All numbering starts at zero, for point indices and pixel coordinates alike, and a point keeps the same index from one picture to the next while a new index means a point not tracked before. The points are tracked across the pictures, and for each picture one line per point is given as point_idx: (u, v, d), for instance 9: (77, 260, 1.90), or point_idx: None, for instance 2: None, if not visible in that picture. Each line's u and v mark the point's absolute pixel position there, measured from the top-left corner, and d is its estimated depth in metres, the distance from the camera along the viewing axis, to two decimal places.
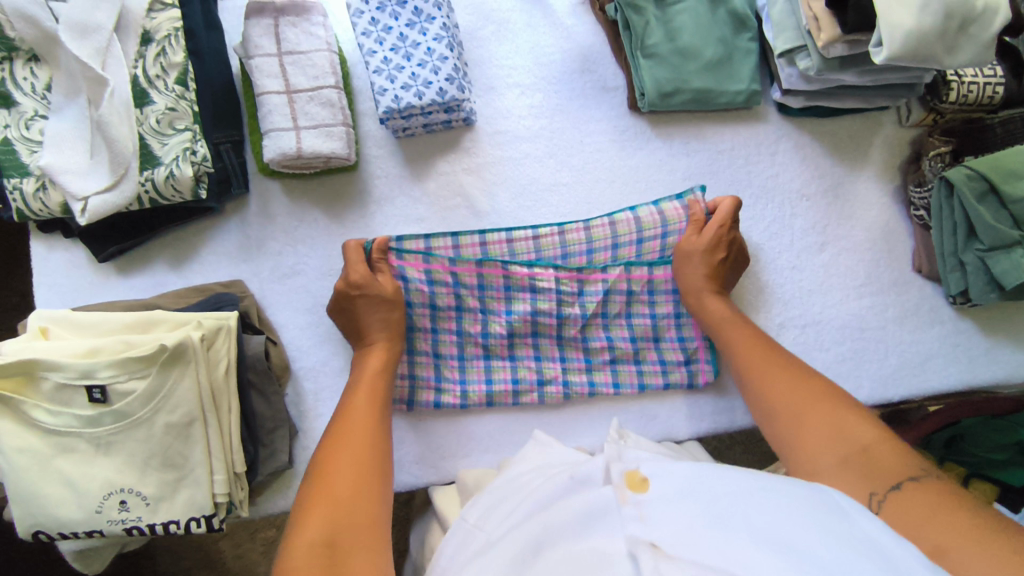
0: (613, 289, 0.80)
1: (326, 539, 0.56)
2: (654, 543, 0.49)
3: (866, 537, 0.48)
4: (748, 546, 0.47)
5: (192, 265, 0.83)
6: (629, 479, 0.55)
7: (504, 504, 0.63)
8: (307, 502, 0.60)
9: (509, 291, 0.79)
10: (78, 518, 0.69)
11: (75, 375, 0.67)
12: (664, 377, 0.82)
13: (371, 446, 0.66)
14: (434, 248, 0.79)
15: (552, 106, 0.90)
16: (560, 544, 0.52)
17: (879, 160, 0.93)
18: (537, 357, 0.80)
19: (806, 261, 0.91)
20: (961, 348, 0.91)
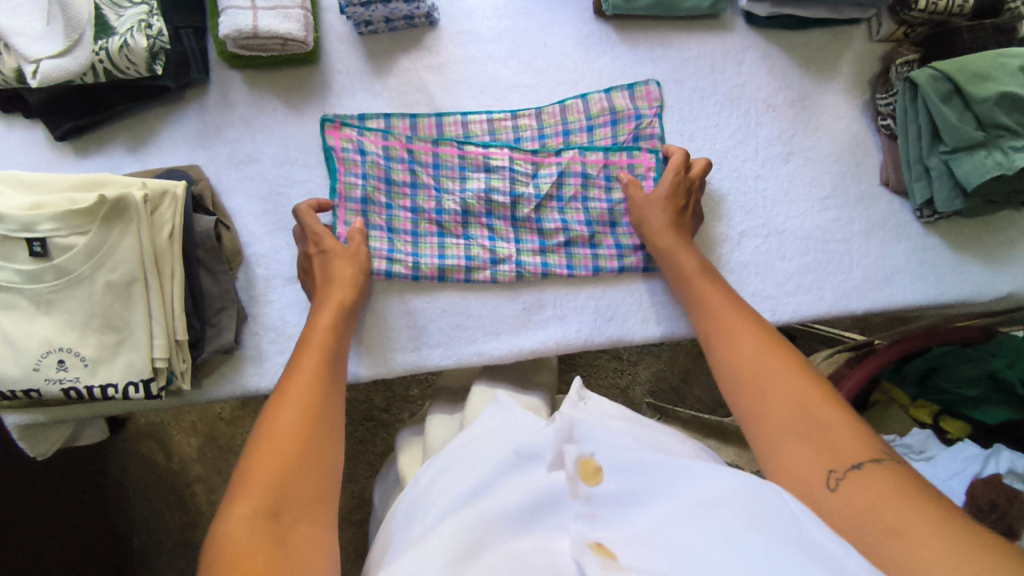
0: (567, 171, 0.84)
1: (269, 498, 0.55)
2: (597, 539, 0.48)
3: (814, 541, 0.46)
4: (690, 544, 0.46)
5: (150, 149, 0.83)
6: (582, 468, 0.52)
7: (453, 471, 0.60)
8: (253, 457, 0.59)
9: (465, 169, 0.84)
10: (16, 376, 0.69)
11: (16, 227, 0.67)
12: (618, 261, 0.85)
13: (321, 410, 0.65)
14: (394, 129, 0.85)
15: (516, 9, 0.90)
16: (498, 540, 0.49)
17: (848, 73, 0.92)
18: (492, 235, 0.83)
19: (770, 171, 0.89)
20: (928, 265, 0.89)
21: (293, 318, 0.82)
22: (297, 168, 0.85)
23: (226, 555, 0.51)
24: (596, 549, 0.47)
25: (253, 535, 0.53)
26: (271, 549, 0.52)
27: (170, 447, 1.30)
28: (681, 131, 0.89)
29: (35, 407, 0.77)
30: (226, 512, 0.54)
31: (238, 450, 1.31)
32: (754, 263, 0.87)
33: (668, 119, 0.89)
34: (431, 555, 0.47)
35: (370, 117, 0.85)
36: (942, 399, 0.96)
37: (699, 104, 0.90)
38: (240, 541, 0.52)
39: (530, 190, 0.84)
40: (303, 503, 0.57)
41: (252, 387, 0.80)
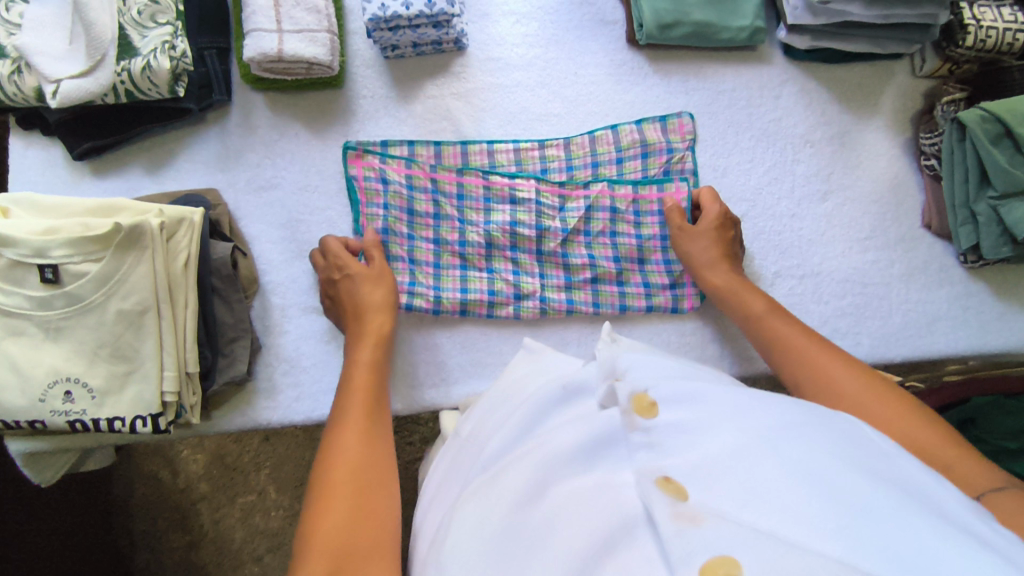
0: (595, 205, 0.81)
1: (333, 559, 0.50)
2: (664, 474, 0.42)
3: (899, 475, 0.41)
4: (769, 469, 0.40)
5: (168, 171, 0.81)
6: (637, 402, 0.46)
7: (498, 416, 0.57)
8: (310, 519, 0.54)
9: (489, 201, 0.81)
10: (21, 406, 0.66)
11: (28, 252, 0.65)
12: (646, 299, 0.81)
13: (375, 459, 0.60)
14: (418, 157, 0.82)
15: (547, 36, 0.88)
16: (558, 479, 0.46)
17: (889, 109, 0.89)
18: (516, 269, 0.80)
19: (807, 209, 0.86)
20: (972, 312, 0.84)
21: (308, 349, 0.79)
22: (317, 194, 0.82)
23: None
24: (664, 484, 0.41)
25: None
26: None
27: (177, 465, 1.28)
28: (714, 165, 0.86)
29: (40, 435, 0.75)
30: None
31: (246, 469, 1.28)
32: (788, 306, 0.83)
33: (701, 152, 0.86)
34: (491, 509, 0.45)
35: (394, 143, 0.82)
36: (979, 452, 0.90)
37: (733, 139, 0.87)
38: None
39: (557, 223, 0.81)
40: (368, 557, 0.52)
41: (262, 421, 0.77)
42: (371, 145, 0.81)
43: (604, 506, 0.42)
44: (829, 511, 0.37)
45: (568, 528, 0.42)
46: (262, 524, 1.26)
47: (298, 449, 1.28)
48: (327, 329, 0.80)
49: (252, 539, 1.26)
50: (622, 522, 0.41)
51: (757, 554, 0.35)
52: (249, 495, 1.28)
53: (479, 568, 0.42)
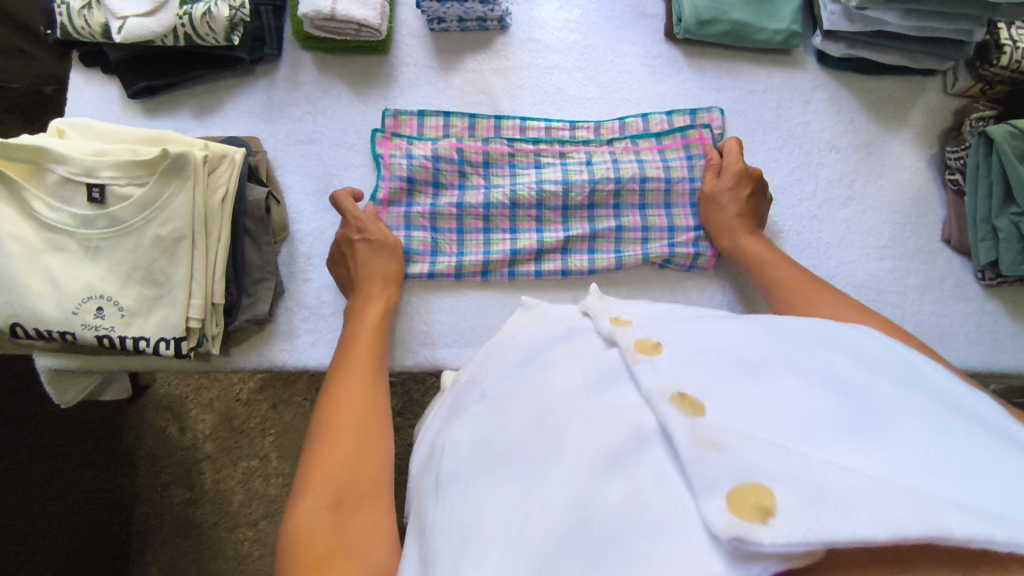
0: (621, 158, 0.84)
1: (332, 492, 0.54)
2: (679, 390, 0.42)
3: (940, 390, 0.41)
4: (794, 391, 0.41)
5: (215, 117, 0.85)
6: (639, 346, 0.48)
7: (494, 360, 0.61)
8: (313, 451, 0.58)
9: (516, 170, 0.83)
10: (55, 317, 0.70)
11: (79, 170, 0.69)
12: (668, 242, 0.82)
13: (375, 403, 0.64)
14: (451, 129, 0.85)
15: (588, 23, 0.91)
16: (565, 401, 0.46)
17: (918, 123, 0.90)
18: (539, 228, 0.82)
19: (828, 213, 0.87)
20: (986, 329, 0.84)
21: (328, 298, 0.81)
22: (353, 152, 0.85)
23: (295, 552, 0.50)
24: (679, 402, 0.41)
25: (320, 529, 0.51)
26: (339, 540, 0.50)
27: (185, 422, 1.31)
28: None
29: (68, 353, 0.78)
30: (292, 508, 0.53)
31: (251, 433, 1.31)
32: None
33: None
34: (500, 425, 0.47)
35: (426, 118, 0.85)
36: None
37: (761, 138, 0.89)
38: (307, 536, 0.51)
39: (583, 178, 0.82)
40: (364, 494, 0.55)
41: (277, 361, 0.79)
42: (403, 121, 0.85)
43: (612, 425, 0.42)
44: (845, 424, 0.38)
45: (575, 441, 0.42)
46: (261, 490, 1.28)
47: (304, 419, 1.31)
48: None
49: (251, 503, 1.28)
50: (634, 438, 0.41)
51: (793, 481, 0.33)
52: (252, 459, 1.30)
53: (485, 472, 0.44)
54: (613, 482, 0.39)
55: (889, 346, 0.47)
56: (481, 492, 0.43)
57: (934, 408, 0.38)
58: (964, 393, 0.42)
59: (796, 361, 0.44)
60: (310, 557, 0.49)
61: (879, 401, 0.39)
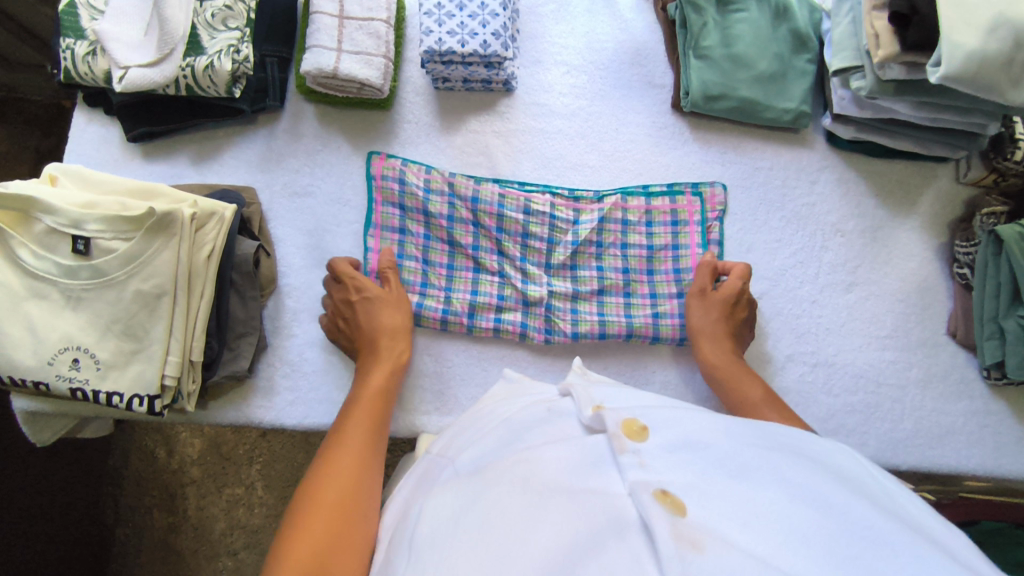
0: (609, 216, 0.83)
1: (316, 546, 0.52)
2: (661, 487, 0.39)
3: (914, 519, 0.41)
4: (774, 498, 0.39)
5: (213, 164, 0.85)
6: (625, 428, 0.46)
7: (469, 433, 0.59)
8: (300, 514, 0.55)
9: (501, 222, 0.82)
10: (29, 365, 0.68)
11: (65, 222, 0.68)
12: (652, 309, 0.82)
13: (371, 465, 0.62)
14: (433, 180, 0.83)
15: (595, 89, 0.90)
16: (547, 477, 0.44)
17: (927, 211, 0.87)
18: (526, 281, 0.81)
19: (829, 298, 0.84)
20: (990, 431, 0.81)
21: (310, 356, 0.80)
22: (348, 207, 0.85)
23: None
24: (661, 498, 0.39)
25: None
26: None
27: (173, 443, 1.28)
28: (740, 240, 0.86)
29: (44, 397, 0.77)
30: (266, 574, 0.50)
31: (238, 461, 1.28)
32: (797, 392, 0.81)
33: (729, 224, 0.86)
34: (486, 490, 0.45)
35: (409, 167, 0.83)
36: None
37: (763, 217, 0.87)
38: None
39: (568, 237, 0.83)
40: (350, 552, 0.53)
41: (254, 418, 0.78)
42: (388, 167, 0.83)
43: (593, 508, 0.40)
44: (833, 541, 0.36)
45: (552, 522, 0.40)
46: (244, 519, 1.26)
47: (295, 451, 1.27)
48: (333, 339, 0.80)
49: (233, 532, 1.26)
50: (611, 525, 0.39)
51: None
52: (236, 487, 1.27)
53: (465, 533, 0.42)
54: (587, 566, 0.36)
55: (867, 467, 0.46)
56: (452, 551, 0.41)
57: (914, 540, 0.37)
58: (932, 519, 0.42)
59: (773, 468, 0.42)
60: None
61: (856, 513, 0.39)
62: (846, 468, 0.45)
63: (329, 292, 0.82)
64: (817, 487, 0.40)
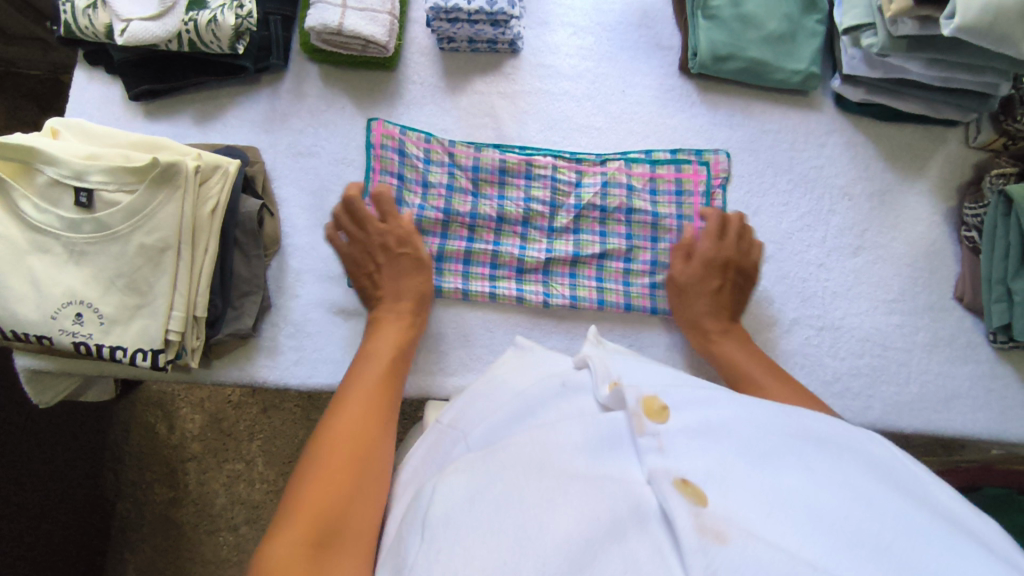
0: (612, 181, 0.82)
1: (316, 523, 0.52)
2: (682, 475, 0.40)
3: (942, 506, 0.41)
4: (800, 487, 0.39)
5: (215, 124, 0.84)
6: (646, 406, 0.45)
7: (479, 403, 0.59)
8: (303, 473, 0.57)
9: (502, 192, 0.82)
10: (32, 319, 0.68)
11: (67, 174, 0.68)
12: (652, 277, 0.81)
13: (379, 429, 0.62)
14: (432, 148, 0.82)
15: (601, 51, 0.89)
16: (564, 464, 0.44)
17: (935, 175, 0.87)
18: (523, 247, 0.81)
19: (836, 261, 0.84)
20: (996, 395, 0.80)
21: (315, 316, 0.79)
22: (352, 168, 0.84)
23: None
24: (682, 487, 0.39)
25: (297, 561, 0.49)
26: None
27: (173, 419, 1.28)
28: (747, 203, 0.85)
29: (47, 355, 0.77)
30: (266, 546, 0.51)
31: (238, 436, 1.27)
32: (803, 355, 0.81)
33: (736, 188, 0.85)
34: (498, 474, 0.44)
35: (408, 135, 0.82)
36: None
37: (771, 180, 0.86)
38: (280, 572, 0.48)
39: (570, 200, 0.82)
40: (353, 534, 0.53)
41: (258, 378, 0.77)
42: (386, 133, 0.81)
43: (613, 494, 0.41)
44: (850, 525, 0.37)
45: (572, 509, 0.40)
46: (244, 495, 1.25)
47: (295, 427, 1.26)
48: (338, 299, 0.80)
49: (233, 507, 1.25)
50: (630, 512, 0.39)
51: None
52: (237, 462, 1.26)
53: (476, 522, 0.42)
54: (607, 552, 0.37)
55: (890, 452, 0.46)
56: (463, 542, 0.41)
57: (946, 529, 0.38)
58: (942, 493, 0.43)
59: (801, 456, 0.42)
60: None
61: (886, 505, 0.39)
62: (872, 452, 0.45)
63: (334, 252, 0.81)
64: (833, 469, 0.41)
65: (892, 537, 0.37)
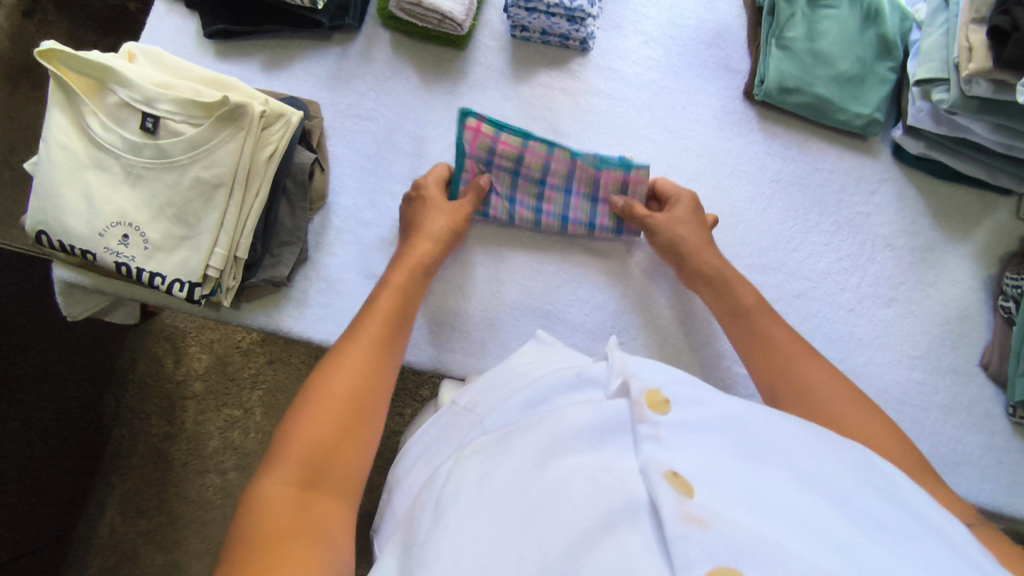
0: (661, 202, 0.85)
1: (306, 471, 0.54)
2: (672, 468, 0.42)
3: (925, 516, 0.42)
4: (780, 487, 0.41)
5: (282, 73, 0.85)
6: (649, 397, 0.47)
7: (497, 392, 0.60)
8: (295, 422, 0.58)
9: (545, 176, 0.81)
10: (81, 233, 0.70)
11: (138, 98, 0.70)
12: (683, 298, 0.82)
13: (378, 378, 0.63)
14: (502, 145, 0.79)
15: (669, 64, 0.90)
16: (566, 451, 0.46)
17: (981, 241, 0.86)
18: (593, 224, 0.82)
19: (867, 309, 0.84)
20: (1005, 467, 0.80)
21: (348, 276, 0.80)
22: (406, 138, 0.85)
23: (258, 519, 0.50)
24: (671, 479, 0.41)
25: (289, 504, 0.52)
26: (305, 522, 0.51)
27: (181, 356, 1.28)
28: (789, 237, 0.85)
29: (85, 270, 0.78)
30: (262, 480, 0.54)
31: (242, 383, 1.27)
32: None
33: (780, 220, 0.85)
34: (504, 460, 0.46)
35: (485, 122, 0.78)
36: None
37: (816, 218, 0.86)
38: (271, 509, 0.51)
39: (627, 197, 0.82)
40: (341, 480, 0.56)
41: (284, 327, 0.79)
42: (480, 138, 0.78)
43: (610, 488, 0.42)
44: (834, 531, 0.39)
45: (574, 498, 0.42)
46: (239, 441, 1.25)
47: (298, 382, 1.27)
48: (373, 264, 0.81)
49: (225, 451, 1.24)
50: (626, 505, 0.41)
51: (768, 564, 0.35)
52: (236, 408, 1.27)
53: (487, 506, 0.43)
54: (601, 543, 0.39)
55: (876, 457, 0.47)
56: (470, 521, 0.42)
57: (927, 539, 0.40)
58: (930, 504, 0.44)
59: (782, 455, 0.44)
60: (262, 529, 0.49)
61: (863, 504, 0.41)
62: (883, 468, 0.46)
63: (377, 219, 0.82)
64: (826, 476, 0.43)
65: (864, 544, 0.38)
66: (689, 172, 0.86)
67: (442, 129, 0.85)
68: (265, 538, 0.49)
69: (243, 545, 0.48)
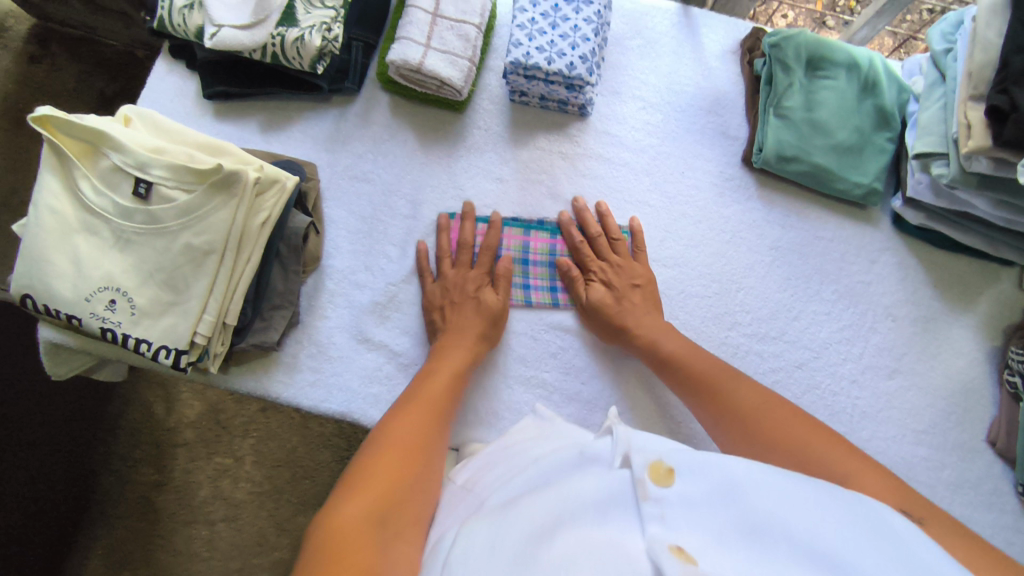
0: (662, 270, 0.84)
1: (376, 503, 0.52)
2: (677, 544, 0.40)
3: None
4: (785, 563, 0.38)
5: (280, 135, 0.85)
6: (652, 470, 0.46)
7: (497, 471, 0.60)
8: (366, 460, 0.57)
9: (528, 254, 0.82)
10: (67, 298, 0.68)
11: (131, 163, 0.69)
12: None
13: (438, 431, 0.63)
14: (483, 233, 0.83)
15: (667, 129, 0.90)
16: (574, 525, 0.44)
17: (983, 312, 0.85)
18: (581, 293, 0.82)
19: (870, 381, 0.82)
20: (1016, 549, 0.76)
21: (339, 340, 0.78)
22: (403, 201, 0.84)
23: (328, 542, 0.48)
24: (677, 553, 0.39)
25: (360, 529, 0.49)
26: (375, 550, 0.48)
27: (173, 402, 1.24)
28: (789, 305, 0.84)
29: (70, 330, 0.76)
30: (332, 504, 0.52)
31: (234, 431, 1.24)
32: None
33: (780, 287, 0.84)
34: (507, 532, 0.45)
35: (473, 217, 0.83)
36: None
37: (817, 286, 0.85)
38: (349, 529, 0.49)
39: None
40: (405, 520, 0.54)
41: (272, 393, 0.76)
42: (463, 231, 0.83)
43: (615, 558, 0.40)
44: None
45: (583, 567, 0.38)
46: (228, 491, 1.21)
47: (285, 434, 1.24)
48: (364, 328, 0.79)
49: (213, 502, 1.20)
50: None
51: None
52: (226, 457, 1.23)
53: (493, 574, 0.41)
54: None
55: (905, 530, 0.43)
56: None
57: None
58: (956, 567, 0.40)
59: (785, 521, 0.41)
60: (337, 552, 0.47)
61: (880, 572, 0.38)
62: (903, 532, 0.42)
63: (371, 283, 0.81)
64: (832, 546, 0.39)
65: None
66: (688, 237, 0.85)
67: (438, 193, 0.85)
68: (336, 558, 0.46)
69: (315, 561, 0.46)
